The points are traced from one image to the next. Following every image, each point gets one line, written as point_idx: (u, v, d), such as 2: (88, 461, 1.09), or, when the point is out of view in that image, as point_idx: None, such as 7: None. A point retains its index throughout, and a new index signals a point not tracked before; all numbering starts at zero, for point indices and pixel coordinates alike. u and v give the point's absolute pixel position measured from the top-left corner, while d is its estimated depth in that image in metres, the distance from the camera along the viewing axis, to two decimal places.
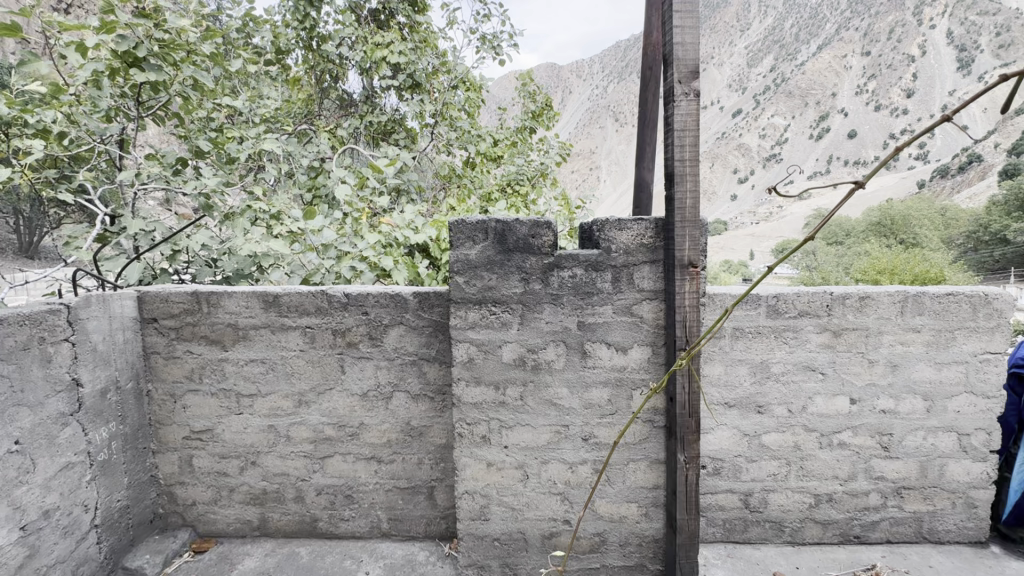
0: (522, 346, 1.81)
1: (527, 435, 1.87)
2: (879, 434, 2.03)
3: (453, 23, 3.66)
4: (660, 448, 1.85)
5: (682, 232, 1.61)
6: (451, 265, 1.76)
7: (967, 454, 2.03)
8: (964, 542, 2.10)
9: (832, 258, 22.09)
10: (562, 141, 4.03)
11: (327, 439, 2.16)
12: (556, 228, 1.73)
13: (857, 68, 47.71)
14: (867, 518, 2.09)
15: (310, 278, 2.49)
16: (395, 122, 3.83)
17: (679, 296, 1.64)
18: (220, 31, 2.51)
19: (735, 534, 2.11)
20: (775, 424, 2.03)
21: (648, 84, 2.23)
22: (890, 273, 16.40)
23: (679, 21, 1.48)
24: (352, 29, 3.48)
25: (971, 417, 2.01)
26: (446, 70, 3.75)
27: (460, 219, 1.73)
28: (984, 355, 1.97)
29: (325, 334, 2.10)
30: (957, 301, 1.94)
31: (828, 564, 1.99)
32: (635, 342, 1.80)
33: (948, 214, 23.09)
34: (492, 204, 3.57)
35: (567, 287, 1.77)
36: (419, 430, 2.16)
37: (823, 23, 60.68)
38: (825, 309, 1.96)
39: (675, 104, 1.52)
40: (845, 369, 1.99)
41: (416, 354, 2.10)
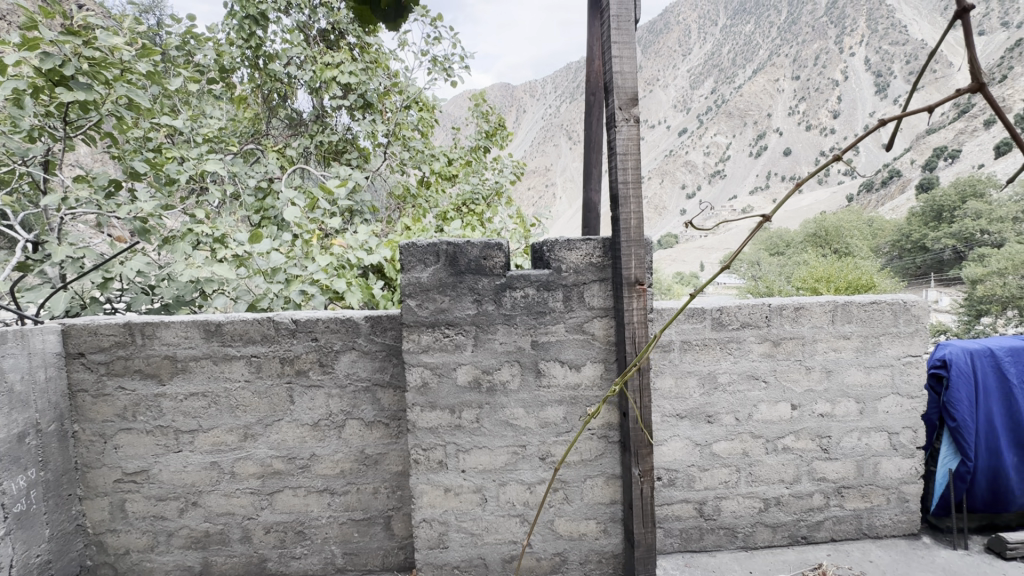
0: (476, 368, 1.81)
1: (484, 457, 1.86)
2: (818, 437, 2.14)
3: (404, 44, 3.67)
4: (616, 463, 1.88)
5: (628, 251, 1.67)
6: (402, 289, 1.75)
7: (897, 451, 2.18)
8: (900, 535, 2.23)
9: (775, 268, 23.33)
10: (516, 160, 4.07)
11: (276, 473, 2.06)
12: (507, 249, 1.76)
13: (789, 90, 51.24)
14: (812, 518, 2.19)
15: (256, 304, 2.39)
16: (346, 142, 3.77)
17: (628, 313, 1.69)
18: (157, 49, 2.41)
19: (692, 543, 2.15)
20: (724, 433, 2.11)
21: (593, 109, 2.31)
22: (827, 279, 17.42)
23: (618, 52, 1.55)
24: (300, 48, 3.43)
25: (898, 416, 2.16)
26: (398, 91, 3.75)
27: (410, 242, 1.72)
28: (906, 358, 2.13)
29: (273, 363, 2.02)
30: (880, 309, 2.11)
31: (779, 566, 2.06)
32: (587, 359, 1.83)
33: (874, 224, 24.82)
34: (447, 222, 3.54)
35: (519, 307, 1.79)
36: (374, 458, 2.09)
37: (756, 50, 65.04)
38: (764, 320, 2.07)
39: (617, 129, 1.58)
40: (785, 376, 2.10)
41: (370, 379, 2.05)
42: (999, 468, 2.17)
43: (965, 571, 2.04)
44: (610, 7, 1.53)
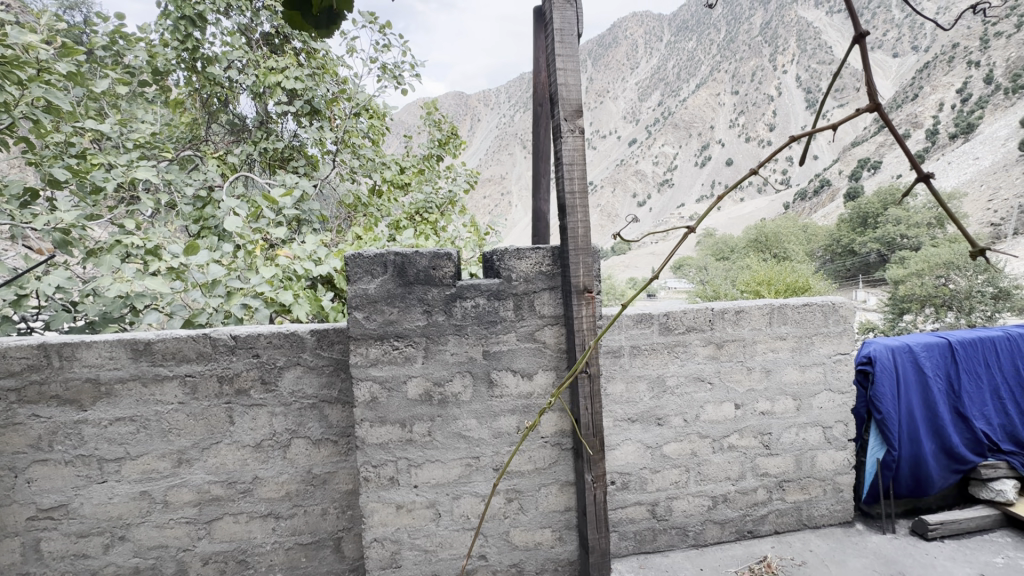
0: (427, 380, 1.78)
1: (437, 471, 1.82)
2: (760, 434, 2.24)
3: (352, 50, 3.58)
4: (570, 469, 1.90)
5: (576, 259, 1.69)
6: (349, 301, 1.69)
7: (831, 444, 2.31)
8: (836, 524, 2.36)
9: (721, 273, 24.36)
10: (469, 169, 4.05)
11: (215, 499, 1.94)
12: (456, 259, 1.74)
13: (730, 104, 54.06)
14: (757, 513, 2.28)
15: (193, 319, 2.24)
16: (293, 149, 3.63)
17: (578, 320, 1.72)
18: (80, 49, 2.24)
19: (646, 545, 2.19)
20: (673, 434, 2.17)
21: (541, 119, 2.34)
22: (767, 282, 18.38)
23: (562, 65, 1.58)
24: (242, 51, 3.28)
25: (831, 411, 2.29)
26: (346, 98, 3.64)
27: (356, 253, 1.67)
28: (837, 356, 2.27)
29: (210, 382, 1.90)
30: (813, 310, 2.24)
31: (727, 562, 2.14)
32: (539, 367, 1.84)
33: (808, 230, 26.46)
34: (400, 232, 3.46)
35: (470, 317, 1.78)
36: (322, 478, 2.01)
37: (698, 65, 68.31)
38: (708, 323, 2.15)
39: (563, 140, 1.61)
40: (729, 376, 2.19)
41: (316, 396, 1.97)
42: (920, 457, 2.34)
43: (894, 554, 2.18)
44: (553, 21, 1.56)
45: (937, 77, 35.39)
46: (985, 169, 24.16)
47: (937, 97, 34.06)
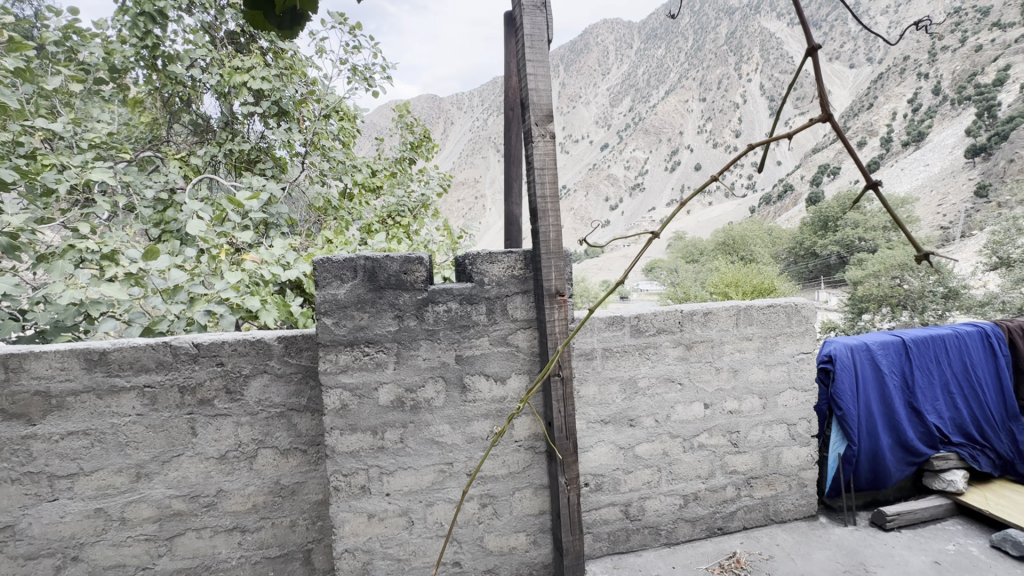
0: (399, 386, 1.76)
1: (410, 478, 1.80)
2: (728, 433, 2.30)
3: (321, 51, 3.52)
4: (544, 473, 1.90)
5: (548, 263, 1.70)
6: (318, 307, 1.66)
7: (795, 441, 2.39)
8: (801, 518, 2.44)
9: (691, 275, 24.92)
10: (442, 172, 4.02)
11: (176, 514, 1.86)
12: (428, 263, 1.73)
13: (697, 111, 55.49)
14: (726, 510, 2.33)
15: (153, 327, 2.14)
16: (260, 150, 3.53)
17: (550, 324, 1.73)
18: (29, 43, 2.12)
19: (620, 545, 2.21)
20: (645, 435, 2.20)
21: (512, 124, 2.35)
22: (735, 284, 18.89)
23: (532, 70, 1.59)
24: (205, 50, 3.17)
25: (795, 409, 2.37)
26: (315, 99, 3.57)
27: (325, 257, 1.63)
28: (800, 355, 2.35)
29: (170, 393, 1.83)
30: (777, 311, 2.31)
31: (698, 559, 2.18)
32: (512, 371, 1.84)
33: (772, 234, 27.37)
34: (372, 235, 3.41)
35: (442, 321, 1.77)
36: (290, 488, 1.95)
37: (667, 72, 69.89)
38: (677, 325, 2.19)
39: (534, 145, 1.62)
40: (698, 377, 2.24)
41: (284, 405, 1.92)
42: (878, 450, 2.44)
43: (855, 546, 2.27)
44: (524, 27, 1.57)
45: (890, 88, 37.20)
46: (935, 176, 25.48)
47: (890, 107, 35.78)
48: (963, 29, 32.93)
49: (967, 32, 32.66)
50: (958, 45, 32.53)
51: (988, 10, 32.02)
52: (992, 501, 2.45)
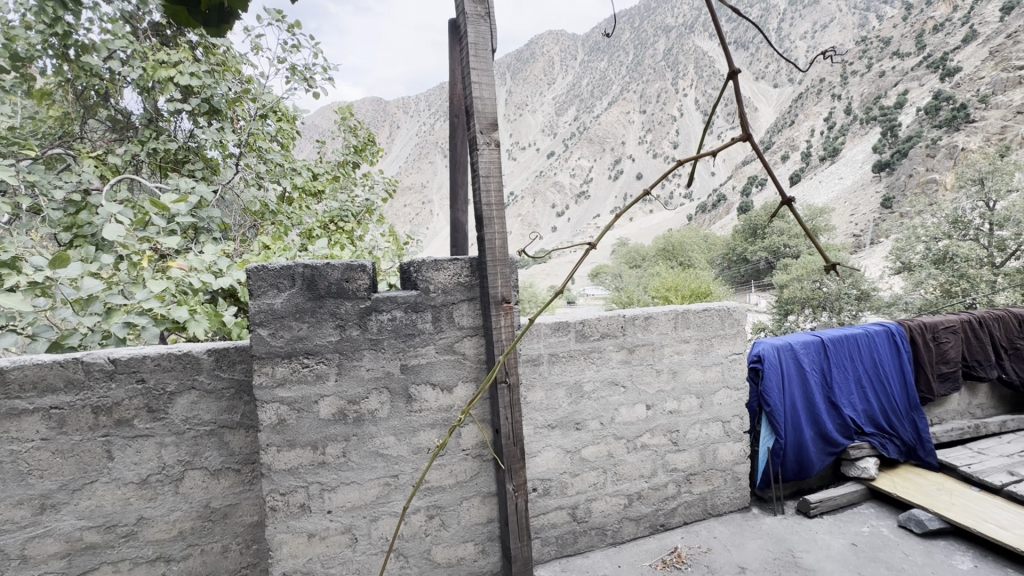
0: (341, 399, 1.70)
1: (353, 493, 1.74)
2: (668, 432, 2.40)
3: (257, 48, 3.35)
4: (491, 480, 1.90)
5: (494, 270, 1.70)
6: (252, 317, 1.57)
7: (730, 437, 2.52)
8: (736, 509, 2.58)
9: (634, 280, 25.79)
10: (387, 177, 3.93)
11: (89, 547, 1.69)
12: (371, 270, 1.68)
13: (638, 122, 57.79)
14: (668, 506, 2.43)
15: (62, 341, 1.93)
16: (188, 150, 3.29)
17: (497, 330, 1.73)
18: None
19: (567, 548, 2.24)
20: (591, 438, 2.25)
21: (457, 131, 2.35)
22: (675, 288, 19.73)
23: (476, 78, 1.59)
24: (126, 40, 2.91)
25: (729, 406, 2.51)
26: (251, 98, 3.38)
27: (260, 265, 1.55)
28: (733, 356, 2.49)
29: (82, 414, 1.65)
30: (711, 314, 2.44)
31: (642, 557, 2.24)
32: (459, 380, 1.84)
33: (708, 241, 28.88)
34: (313, 241, 3.28)
35: (386, 330, 1.73)
36: (222, 511, 1.84)
37: (610, 85, 72.40)
38: (620, 329, 2.26)
39: (479, 152, 1.62)
40: (640, 379, 2.32)
41: (214, 422, 1.80)
42: (803, 443, 2.63)
43: (784, 533, 2.42)
44: (468, 35, 1.57)
45: (809, 107, 40.44)
46: (848, 188, 27.89)
47: (809, 124, 38.88)
48: (869, 56, 36.41)
49: (872, 59, 36.16)
50: (865, 70, 35.92)
51: (890, 40, 35.59)
52: (898, 485, 2.70)
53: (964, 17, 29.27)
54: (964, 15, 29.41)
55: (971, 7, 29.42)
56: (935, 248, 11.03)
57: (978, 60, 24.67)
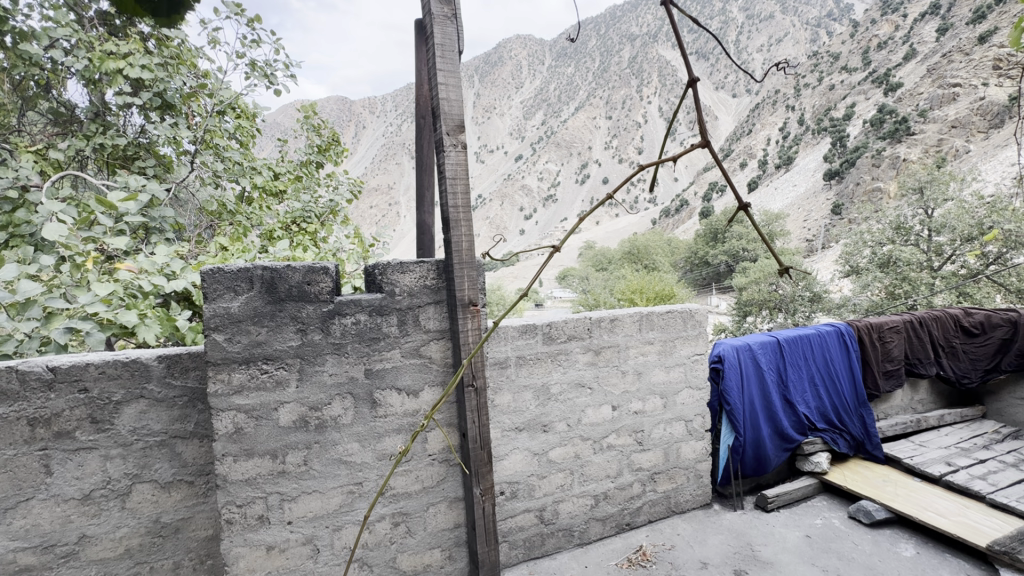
0: (302, 405, 1.65)
1: (315, 503, 1.69)
2: (633, 432, 2.44)
3: (214, 42, 3.21)
4: (458, 485, 1.89)
5: (461, 273, 1.69)
6: (205, 321, 1.50)
7: (692, 435, 2.59)
8: (698, 506, 2.65)
9: (601, 283, 26.17)
10: (352, 177, 3.84)
11: (24, 569, 1.58)
12: (334, 273, 1.64)
13: (605, 128, 58.82)
14: (633, 505, 2.47)
15: None
16: (139, 146, 3.11)
17: (463, 334, 1.72)
18: None
19: (535, 551, 2.24)
20: (558, 440, 2.26)
21: (423, 132, 2.35)
22: (640, 291, 20.13)
23: (443, 79, 1.58)
24: (69, 28, 2.72)
25: (692, 406, 2.57)
26: (207, 93, 3.24)
27: (215, 267, 1.48)
28: (695, 356, 2.56)
29: (17, 427, 1.54)
30: (675, 316, 2.50)
31: (608, 557, 2.27)
32: (425, 384, 1.81)
33: (672, 245, 29.63)
34: (274, 243, 3.16)
35: (350, 334, 1.69)
36: (174, 526, 1.75)
37: (577, 90, 73.46)
38: (587, 332, 2.28)
39: (446, 153, 1.61)
40: (606, 381, 2.35)
41: (165, 433, 1.72)
42: (761, 440, 2.72)
43: (744, 528, 2.50)
44: (434, 36, 1.55)
45: (765, 117, 42.19)
46: (801, 195, 29.23)
47: (766, 133, 40.54)
48: (820, 70, 38.32)
49: (823, 73, 38.10)
50: (816, 83, 37.79)
51: (839, 56, 37.58)
52: (848, 477, 2.83)
53: (905, 37, 31.22)
54: (905, 34, 31.37)
55: (910, 27, 31.44)
56: (880, 252, 11.67)
57: (917, 77, 26.35)
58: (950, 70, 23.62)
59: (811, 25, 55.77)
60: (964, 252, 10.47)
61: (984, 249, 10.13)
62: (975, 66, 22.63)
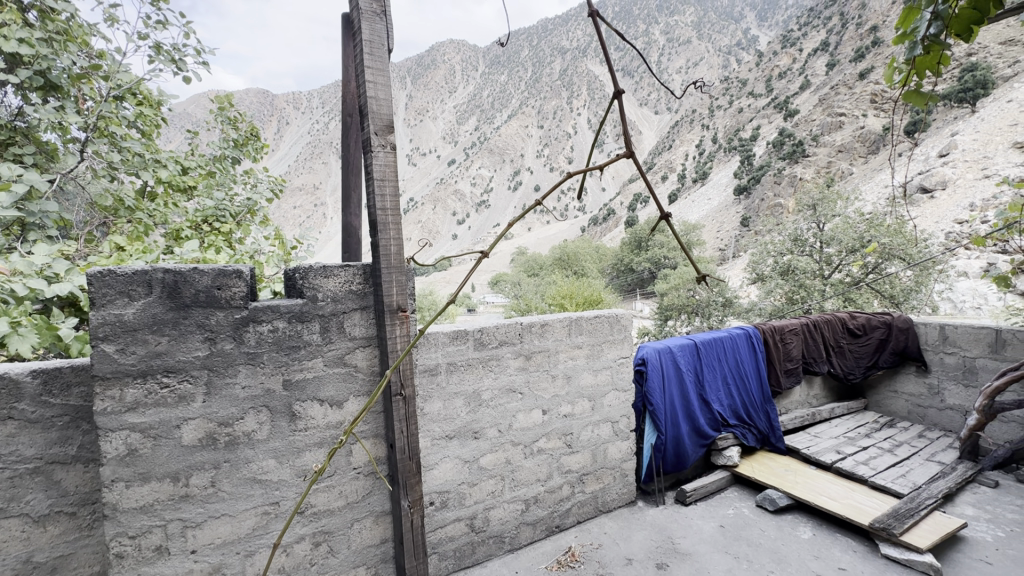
0: (209, 421, 1.51)
1: (225, 527, 1.55)
2: (563, 435, 2.48)
3: (111, 19, 2.89)
4: (384, 498, 1.82)
5: (389, 278, 1.63)
6: (92, 330, 1.33)
7: (618, 436, 2.69)
8: (623, 504, 2.75)
9: (532, 289, 26.54)
10: (273, 175, 3.62)
11: None
12: (248, 277, 1.52)
13: (536, 136, 60.11)
14: (563, 507, 2.51)
15: None
16: (13, 130, 2.71)
17: (391, 340, 1.65)
18: None
19: (465, 560, 2.20)
20: (489, 446, 2.24)
21: (350, 132, 2.27)
22: (570, 296, 20.59)
23: (371, 76, 1.52)
24: None
25: (618, 407, 2.67)
26: (102, 76, 2.89)
27: (105, 270, 1.32)
28: (621, 360, 2.66)
29: None
30: (602, 321, 2.58)
31: (538, 560, 2.28)
32: (350, 394, 1.73)
33: (599, 251, 30.70)
34: (181, 243, 2.87)
35: (266, 342, 1.57)
36: (48, 566, 1.53)
37: (509, 99, 74.65)
38: (518, 337, 2.29)
39: (373, 154, 1.55)
40: (536, 386, 2.37)
41: (39, 458, 1.49)
42: (680, 438, 2.88)
43: (664, 523, 2.63)
44: (362, 32, 1.49)
45: (684, 134, 45.20)
46: (715, 207, 31.55)
47: (684, 149, 43.44)
48: (731, 94, 41.72)
49: (733, 97, 41.52)
50: (728, 105, 41.10)
51: (746, 82, 41.23)
52: (756, 469, 3.08)
53: (801, 69, 34.87)
54: (801, 67, 35.02)
55: (805, 60, 35.13)
56: (781, 261, 12.85)
57: (811, 105, 29.50)
58: (837, 100, 26.64)
59: (723, 51, 60.64)
60: (848, 262, 11.78)
61: (865, 259, 11.47)
62: (857, 99, 25.70)
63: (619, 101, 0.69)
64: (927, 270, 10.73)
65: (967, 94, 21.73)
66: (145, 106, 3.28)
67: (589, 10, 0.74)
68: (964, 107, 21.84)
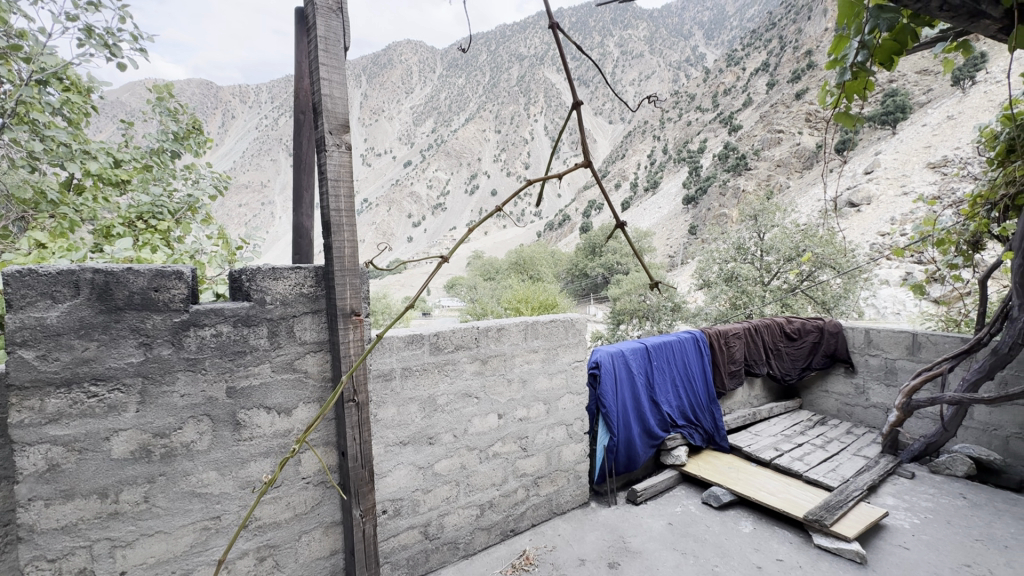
0: (143, 433, 1.41)
1: (160, 545, 1.46)
2: (519, 439, 2.50)
3: None
4: (335, 508, 1.76)
5: (342, 280, 1.58)
6: (10, 336, 1.21)
7: (572, 438, 2.73)
8: (577, 505, 2.80)
9: (488, 293, 26.42)
10: (216, 171, 3.42)
11: None
12: (189, 279, 1.44)
13: (493, 141, 60.24)
14: (517, 511, 2.52)
15: None
16: None
17: (344, 345, 1.61)
18: None
19: (419, 567, 2.17)
20: (444, 451, 2.22)
21: (303, 128, 2.20)
22: (525, 301, 20.67)
23: (325, 73, 1.47)
24: None
25: (572, 410, 2.71)
26: (23, 57, 2.65)
27: (25, 269, 1.21)
28: (576, 363, 2.70)
29: None
30: (558, 326, 2.62)
31: (493, 565, 2.28)
32: (299, 402, 1.67)
33: (554, 256, 31.06)
34: (112, 240, 2.66)
35: (209, 348, 1.50)
36: None
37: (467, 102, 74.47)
38: (474, 341, 2.29)
39: (327, 154, 1.50)
40: (492, 390, 2.37)
41: None
42: (632, 439, 2.97)
43: (616, 522, 2.69)
44: (316, 27, 1.45)
45: (636, 144, 46.67)
46: (665, 216, 32.70)
47: (637, 159, 44.84)
48: (681, 107, 43.49)
49: (683, 111, 43.24)
50: (677, 118, 42.78)
51: (694, 96, 43.13)
52: (702, 468, 3.21)
53: (743, 87, 36.89)
54: (744, 85, 37.03)
55: (748, 79, 37.15)
56: (725, 268, 13.44)
57: (753, 122, 31.22)
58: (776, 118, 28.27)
59: (673, 66, 63.15)
60: (786, 270, 12.50)
61: (800, 268, 12.20)
62: (794, 117, 27.44)
63: (577, 112, 0.72)
64: (854, 278, 11.56)
65: (888, 117, 23.66)
66: (72, 92, 3.03)
67: (549, 21, 0.76)
68: (886, 129, 23.79)
